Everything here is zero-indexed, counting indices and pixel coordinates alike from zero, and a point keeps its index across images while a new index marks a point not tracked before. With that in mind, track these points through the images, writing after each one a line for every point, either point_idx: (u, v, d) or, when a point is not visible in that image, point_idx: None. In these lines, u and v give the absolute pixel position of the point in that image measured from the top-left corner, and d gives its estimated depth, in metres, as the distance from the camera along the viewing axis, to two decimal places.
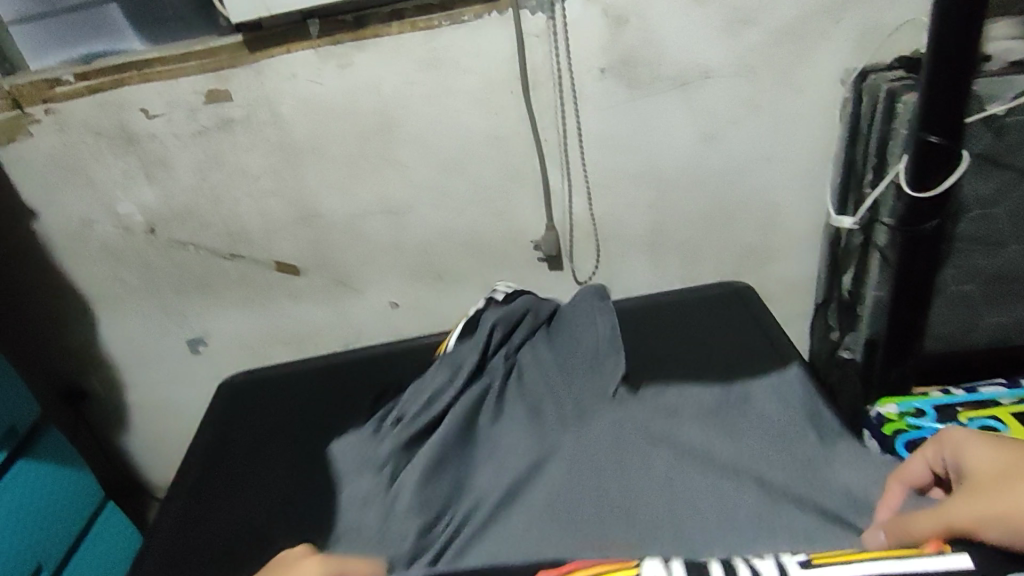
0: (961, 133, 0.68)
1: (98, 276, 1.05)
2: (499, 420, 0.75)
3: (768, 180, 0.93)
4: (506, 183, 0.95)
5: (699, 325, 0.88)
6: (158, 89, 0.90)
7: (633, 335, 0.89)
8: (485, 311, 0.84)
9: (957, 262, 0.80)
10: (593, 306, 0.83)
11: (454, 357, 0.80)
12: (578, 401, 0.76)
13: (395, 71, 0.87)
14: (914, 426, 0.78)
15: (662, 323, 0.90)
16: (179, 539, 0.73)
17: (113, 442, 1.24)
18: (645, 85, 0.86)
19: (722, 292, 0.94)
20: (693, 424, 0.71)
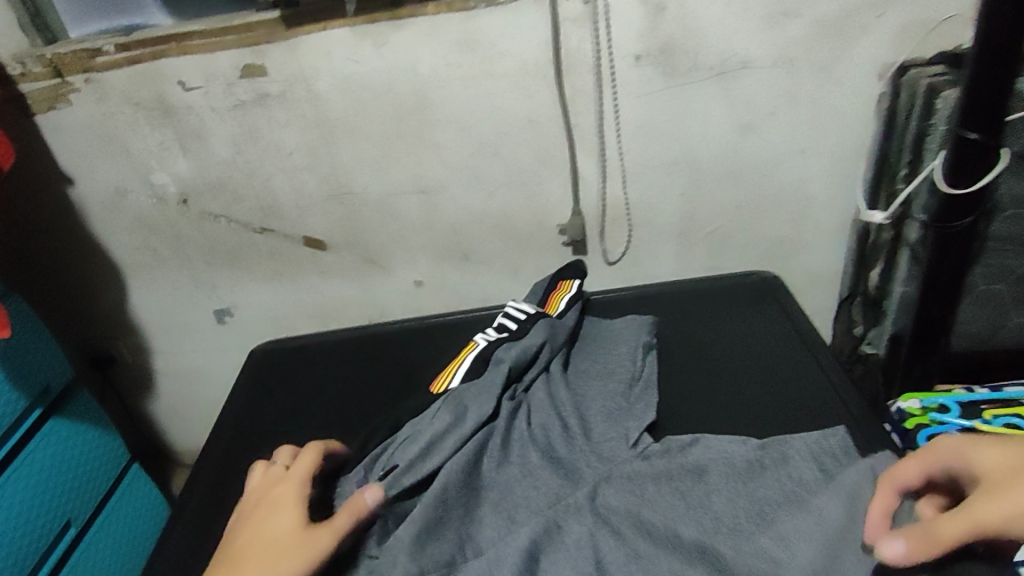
0: (1001, 130, 0.68)
1: (131, 244, 1.08)
2: (505, 467, 0.67)
3: (799, 173, 0.93)
4: (536, 167, 0.96)
5: (725, 320, 0.88)
6: (196, 63, 0.91)
7: (663, 319, 0.90)
8: (499, 345, 0.79)
9: (988, 261, 0.80)
10: (631, 356, 0.79)
11: (462, 395, 0.73)
12: (590, 442, 0.68)
13: (432, 51, 0.88)
14: (937, 421, 0.78)
15: (688, 317, 0.90)
16: (209, 510, 0.75)
17: (139, 407, 1.27)
18: (682, 74, 0.87)
19: (753, 284, 0.93)
20: (723, 484, 0.61)
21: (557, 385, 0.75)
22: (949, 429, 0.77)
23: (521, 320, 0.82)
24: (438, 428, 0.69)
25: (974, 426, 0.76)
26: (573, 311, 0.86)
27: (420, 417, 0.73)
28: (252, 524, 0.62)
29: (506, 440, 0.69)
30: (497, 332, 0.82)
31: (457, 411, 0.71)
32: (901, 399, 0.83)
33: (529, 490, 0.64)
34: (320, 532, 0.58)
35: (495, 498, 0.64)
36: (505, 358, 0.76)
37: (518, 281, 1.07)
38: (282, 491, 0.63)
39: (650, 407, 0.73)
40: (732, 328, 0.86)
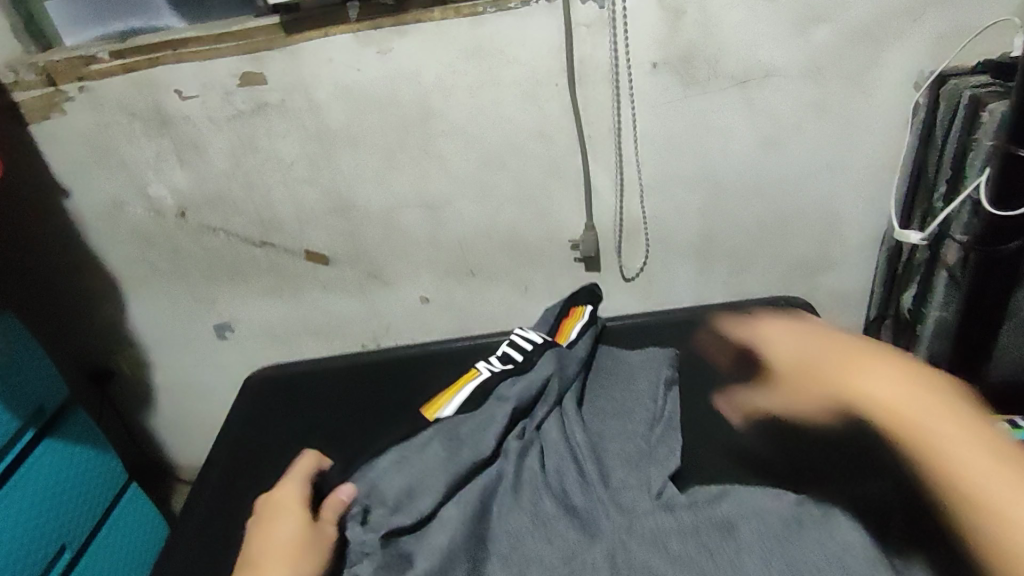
0: None
1: (128, 257, 1.04)
2: (513, 514, 0.63)
3: (825, 188, 0.88)
4: (547, 180, 0.91)
5: None
6: (193, 70, 0.87)
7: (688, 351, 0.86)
8: (497, 382, 0.75)
9: None
10: (653, 394, 0.75)
11: (461, 435, 0.69)
12: (609, 488, 0.64)
13: (439, 58, 0.84)
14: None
15: (711, 354, 0.85)
16: (202, 552, 0.73)
17: (137, 423, 1.23)
18: (702, 82, 0.82)
19: (777, 310, 0.88)
20: (755, 543, 0.57)
21: (571, 424, 0.70)
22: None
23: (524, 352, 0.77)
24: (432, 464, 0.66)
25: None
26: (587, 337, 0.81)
27: (414, 446, 0.69)
28: (259, 529, 0.65)
29: (528, 485, 0.65)
30: (501, 361, 0.78)
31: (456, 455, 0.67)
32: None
33: (541, 542, 0.60)
34: (327, 521, 0.64)
35: (504, 550, 0.60)
36: (508, 397, 0.72)
37: (527, 298, 1.03)
38: (282, 489, 0.68)
39: (675, 453, 0.69)
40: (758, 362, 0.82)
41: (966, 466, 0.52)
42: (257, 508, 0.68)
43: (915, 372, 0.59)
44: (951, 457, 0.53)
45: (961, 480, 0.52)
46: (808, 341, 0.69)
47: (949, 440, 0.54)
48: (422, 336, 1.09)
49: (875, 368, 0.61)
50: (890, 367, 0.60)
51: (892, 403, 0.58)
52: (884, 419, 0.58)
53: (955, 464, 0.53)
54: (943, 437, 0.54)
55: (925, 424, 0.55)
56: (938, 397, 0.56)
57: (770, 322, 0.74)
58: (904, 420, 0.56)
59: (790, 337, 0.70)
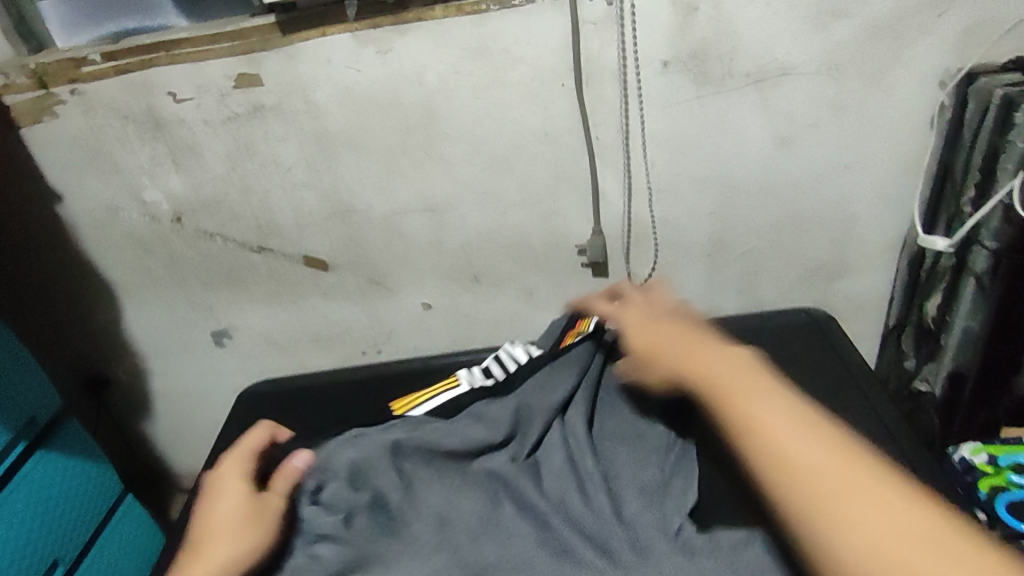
0: None
1: (124, 263, 1.01)
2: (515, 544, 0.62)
3: (844, 190, 0.84)
4: (553, 183, 0.88)
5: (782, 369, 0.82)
6: (187, 72, 0.84)
7: None
8: (478, 393, 0.75)
9: None
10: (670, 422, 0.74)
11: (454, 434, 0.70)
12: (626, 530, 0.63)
13: (440, 58, 0.80)
14: (1017, 484, 0.73)
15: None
16: None
17: (136, 431, 1.21)
18: (715, 81, 0.79)
19: (800, 321, 0.87)
20: None
21: (581, 451, 0.69)
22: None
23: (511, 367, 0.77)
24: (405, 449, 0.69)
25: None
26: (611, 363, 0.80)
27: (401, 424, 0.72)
28: (201, 507, 0.63)
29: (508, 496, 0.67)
30: (484, 375, 0.77)
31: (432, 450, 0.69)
32: (969, 449, 0.78)
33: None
34: (271, 499, 0.63)
35: None
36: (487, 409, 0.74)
37: (533, 304, 1.00)
38: (227, 465, 0.65)
39: (690, 488, 0.68)
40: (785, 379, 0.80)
41: (796, 455, 0.42)
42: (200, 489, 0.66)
43: (771, 374, 0.50)
44: (771, 443, 0.44)
45: (773, 461, 0.43)
46: (671, 333, 0.62)
47: (774, 424, 0.45)
48: (425, 343, 1.06)
49: (722, 357, 0.54)
50: (744, 364, 0.52)
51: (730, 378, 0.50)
52: (735, 408, 0.47)
53: (763, 443, 0.44)
54: (793, 431, 0.44)
55: (761, 404, 0.46)
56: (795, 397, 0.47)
57: (659, 317, 0.67)
58: (743, 411, 0.47)
59: (645, 333, 0.65)
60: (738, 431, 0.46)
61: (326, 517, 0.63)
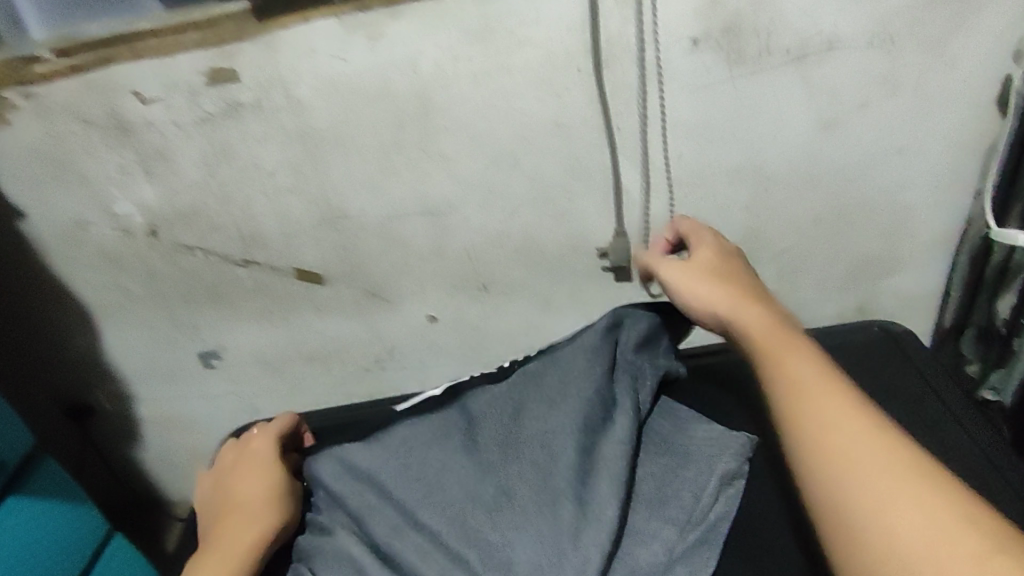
0: None
1: (98, 283, 0.91)
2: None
3: (895, 176, 0.76)
4: (570, 180, 0.79)
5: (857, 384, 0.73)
6: (152, 68, 0.74)
7: None
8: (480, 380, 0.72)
9: None
10: (711, 464, 0.63)
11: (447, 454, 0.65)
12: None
13: (439, 43, 0.71)
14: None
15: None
16: None
17: (124, 458, 1.12)
18: (752, 59, 0.69)
19: (870, 332, 0.79)
20: None
21: (598, 497, 0.59)
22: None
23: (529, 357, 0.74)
24: (401, 460, 0.65)
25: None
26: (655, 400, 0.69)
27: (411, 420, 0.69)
28: (235, 477, 0.67)
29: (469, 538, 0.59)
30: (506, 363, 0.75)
31: (422, 465, 0.64)
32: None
33: None
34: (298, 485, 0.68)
35: None
36: (483, 398, 0.69)
37: (549, 313, 0.91)
38: (256, 440, 0.70)
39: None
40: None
41: (877, 503, 0.42)
42: (227, 461, 0.70)
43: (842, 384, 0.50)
44: (858, 490, 0.43)
45: (850, 506, 0.43)
46: (738, 305, 0.59)
47: (860, 469, 0.43)
48: (431, 357, 0.98)
49: (795, 364, 0.52)
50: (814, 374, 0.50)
51: (816, 405, 0.48)
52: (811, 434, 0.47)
53: (846, 488, 0.43)
54: (879, 470, 0.43)
55: (844, 444, 0.45)
56: (874, 423, 0.46)
57: (727, 268, 0.64)
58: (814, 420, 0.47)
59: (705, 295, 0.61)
60: (817, 475, 0.45)
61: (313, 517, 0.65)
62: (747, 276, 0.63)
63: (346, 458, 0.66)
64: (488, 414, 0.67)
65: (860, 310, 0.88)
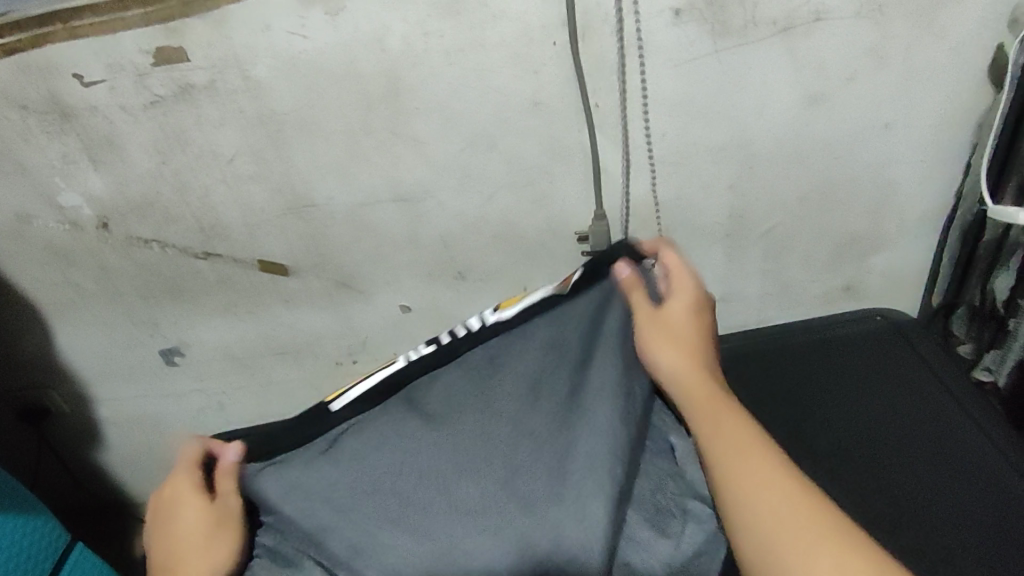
0: None
1: (47, 280, 0.86)
2: None
3: (883, 152, 0.74)
4: (549, 161, 0.75)
5: (857, 381, 0.75)
6: (93, 48, 0.68)
7: (769, 375, 0.77)
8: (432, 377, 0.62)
9: None
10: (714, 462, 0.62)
11: (413, 468, 0.58)
12: None
13: (405, 17, 0.66)
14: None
15: (810, 393, 0.75)
16: None
17: (86, 459, 1.07)
18: (736, 31, 0.66)
19: (866, 325, 0.79)
20: None
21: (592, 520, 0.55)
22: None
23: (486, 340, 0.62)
24: (370, 476, 0.58)
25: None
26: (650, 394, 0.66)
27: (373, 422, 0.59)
28: (166, 528, 0.61)
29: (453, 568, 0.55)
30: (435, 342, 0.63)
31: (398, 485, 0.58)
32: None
33: None
34: (222, 504, 0.59)
35: None
36: (439, 396, 0.61)
37: None
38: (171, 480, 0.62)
39: None
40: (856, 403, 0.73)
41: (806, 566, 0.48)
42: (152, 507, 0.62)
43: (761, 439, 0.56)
44: (786, 558, 0.49)
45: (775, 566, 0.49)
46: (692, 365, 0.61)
47: (787, 531, 0.49)
48: (407, 348, 0.94)
49: (728, 424, 0.57)
50: (740, 432, 0.56)
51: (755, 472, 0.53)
52: (741, 496, 0.53)
53: (766, 550, 0.50)
54: (801, 533, 0.49)
55: (773, 511, 0.51)
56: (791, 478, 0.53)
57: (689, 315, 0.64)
58: (736, 482, 0.54)
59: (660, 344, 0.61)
60: (747, 533, 0.51)
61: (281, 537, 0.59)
62: (703, 323, 0.65)
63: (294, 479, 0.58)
64: (451, 423, 0.60)
65: (846, 290, 0.86)
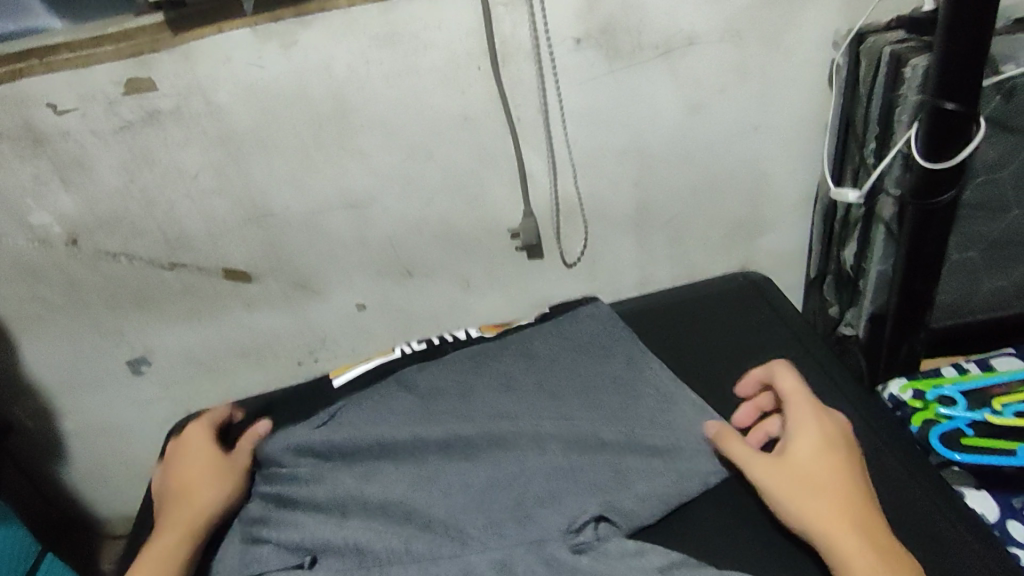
0: (977, 100, 0.68)
1: (17, 297, 0.92)
2: (438, 486, 0.71)
3: (757, 150, 0.89)
4: (479, 167, 0.87)
5: (739, 331, 0.87)
6: (66, 79, 0.77)
7: (667, 332, 0.88)
8: (415, 362, 0.87)
9: (961, 230, 0.81)
10: (616, 384, 0.79)
11: (398, 410, 0.79)
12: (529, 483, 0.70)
13: (350, 48, 0.77)
14: (946, 416, 0.80)
15: (700, 342, 0.86)
16: None
17: (48, 475, 1.11)
18: (628, 55, 0.80)
19: (743, 287, 0.92)
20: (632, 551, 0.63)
21: (527, 420, 0.76)
22: (960, 424, 0.79)
23: (463, 340, 0.89)
24: (360, 411, 0.80)
25: (985, 419, 0.78)
26: (571, 337, 0.85)
27: (356, 403, 0.81)
28: (178, 462, 0.77)
29: (398, 505, 0.69)
30: (417, 344, 0.90)
31: (379, 415, 0.79)
32: (898, 386, 0.85)
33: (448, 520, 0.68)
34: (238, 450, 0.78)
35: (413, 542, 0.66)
36: (426, 376, 0.84)
37: (469, 292, 0.99)
38: (193, 430, 0.80)
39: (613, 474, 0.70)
40: (736, 342, 0.85)
41: None
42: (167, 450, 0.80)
43: None
44: None
45: None
46: (829, 510, 0.60)
47: None
48: (364, 344, 1.03)
49: None
50: None
51: None
52: None
53: None
54: None
55: None
56: None
57: (828, 462, 0.63)
58: None
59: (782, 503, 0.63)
60: None
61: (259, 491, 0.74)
62: (845, 465, 0.63)
63: (295, 439, 0.77)
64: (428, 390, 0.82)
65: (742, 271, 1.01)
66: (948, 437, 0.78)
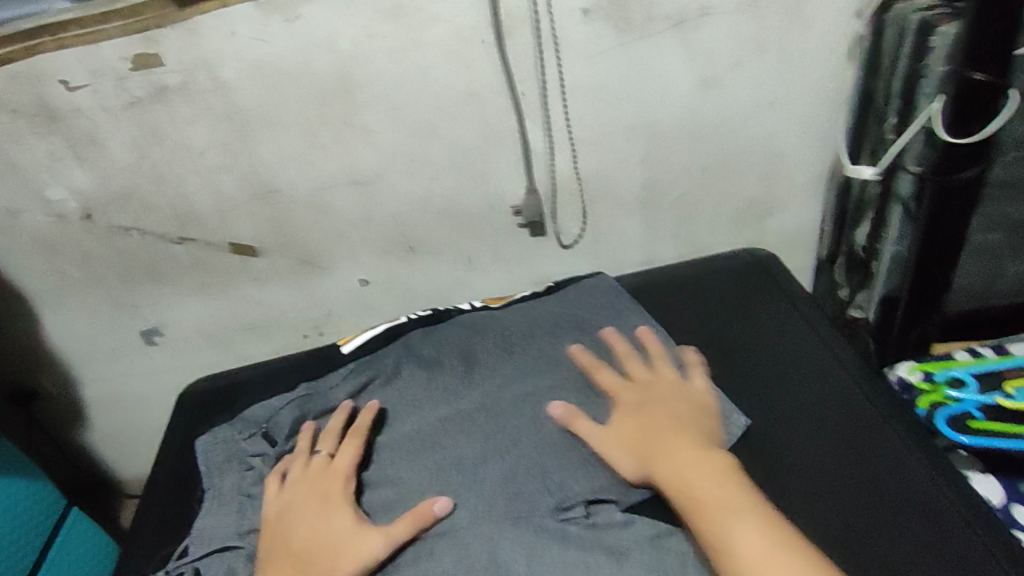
0: (1007, 71, 0.65)
1: (36, 270, 0.94)
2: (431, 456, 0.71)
3: (771, 128, 0.86)
4: (484, 144, 0.86)
5: (748, 311, 0.85)
6: (77, 56, 0.77)
7: (671, 309, 0.87)
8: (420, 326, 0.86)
9: (985, 211, 0.78)
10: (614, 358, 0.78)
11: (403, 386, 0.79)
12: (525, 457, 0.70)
13: (354, 22, 0.76)
14: (953, 397, 0.78)
15: (705, 322, 0.84)
16: (165, 523, 0.78)
17: (70, 441, 1.14)
18: (637, 26, 0.77)
19: (748, 265, 0.90)
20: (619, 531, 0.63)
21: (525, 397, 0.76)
22: (968, 406, 0.77)
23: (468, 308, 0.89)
24: (360, 378, 0.80)
25: (996, 402, 0.76)
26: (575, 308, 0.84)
27: (359, 369, 0.82)
28: (305, 514, 0.65)
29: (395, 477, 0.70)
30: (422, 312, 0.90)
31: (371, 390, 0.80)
32: (906, 368, 0.83)
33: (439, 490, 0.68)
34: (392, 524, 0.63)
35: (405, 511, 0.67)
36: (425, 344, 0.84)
37: (473, 269, 0.98)
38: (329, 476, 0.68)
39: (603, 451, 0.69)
40: (744, 322, 0.83)
41: None
42: (300, 486, 0.68)
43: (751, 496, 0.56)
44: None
45: None
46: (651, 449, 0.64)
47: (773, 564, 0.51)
48: (370, 320, 1.04)
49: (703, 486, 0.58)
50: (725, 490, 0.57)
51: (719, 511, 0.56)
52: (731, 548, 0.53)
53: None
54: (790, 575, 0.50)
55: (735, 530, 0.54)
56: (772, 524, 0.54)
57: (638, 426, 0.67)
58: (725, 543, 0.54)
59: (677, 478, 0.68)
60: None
61: (243, 447, 0.77)
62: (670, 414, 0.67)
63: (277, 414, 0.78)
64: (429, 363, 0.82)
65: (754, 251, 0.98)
66: (956, 419, 0.76)
